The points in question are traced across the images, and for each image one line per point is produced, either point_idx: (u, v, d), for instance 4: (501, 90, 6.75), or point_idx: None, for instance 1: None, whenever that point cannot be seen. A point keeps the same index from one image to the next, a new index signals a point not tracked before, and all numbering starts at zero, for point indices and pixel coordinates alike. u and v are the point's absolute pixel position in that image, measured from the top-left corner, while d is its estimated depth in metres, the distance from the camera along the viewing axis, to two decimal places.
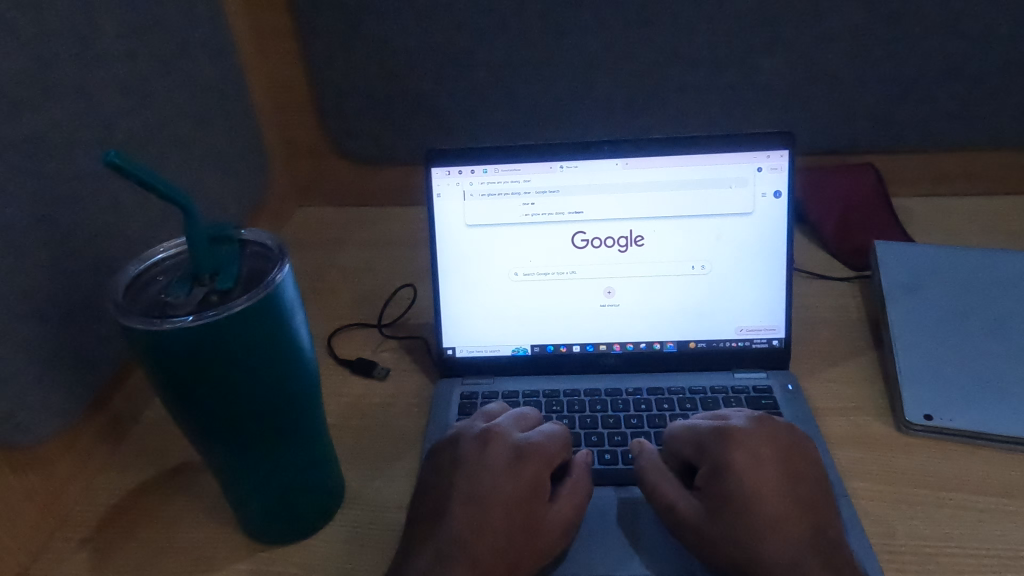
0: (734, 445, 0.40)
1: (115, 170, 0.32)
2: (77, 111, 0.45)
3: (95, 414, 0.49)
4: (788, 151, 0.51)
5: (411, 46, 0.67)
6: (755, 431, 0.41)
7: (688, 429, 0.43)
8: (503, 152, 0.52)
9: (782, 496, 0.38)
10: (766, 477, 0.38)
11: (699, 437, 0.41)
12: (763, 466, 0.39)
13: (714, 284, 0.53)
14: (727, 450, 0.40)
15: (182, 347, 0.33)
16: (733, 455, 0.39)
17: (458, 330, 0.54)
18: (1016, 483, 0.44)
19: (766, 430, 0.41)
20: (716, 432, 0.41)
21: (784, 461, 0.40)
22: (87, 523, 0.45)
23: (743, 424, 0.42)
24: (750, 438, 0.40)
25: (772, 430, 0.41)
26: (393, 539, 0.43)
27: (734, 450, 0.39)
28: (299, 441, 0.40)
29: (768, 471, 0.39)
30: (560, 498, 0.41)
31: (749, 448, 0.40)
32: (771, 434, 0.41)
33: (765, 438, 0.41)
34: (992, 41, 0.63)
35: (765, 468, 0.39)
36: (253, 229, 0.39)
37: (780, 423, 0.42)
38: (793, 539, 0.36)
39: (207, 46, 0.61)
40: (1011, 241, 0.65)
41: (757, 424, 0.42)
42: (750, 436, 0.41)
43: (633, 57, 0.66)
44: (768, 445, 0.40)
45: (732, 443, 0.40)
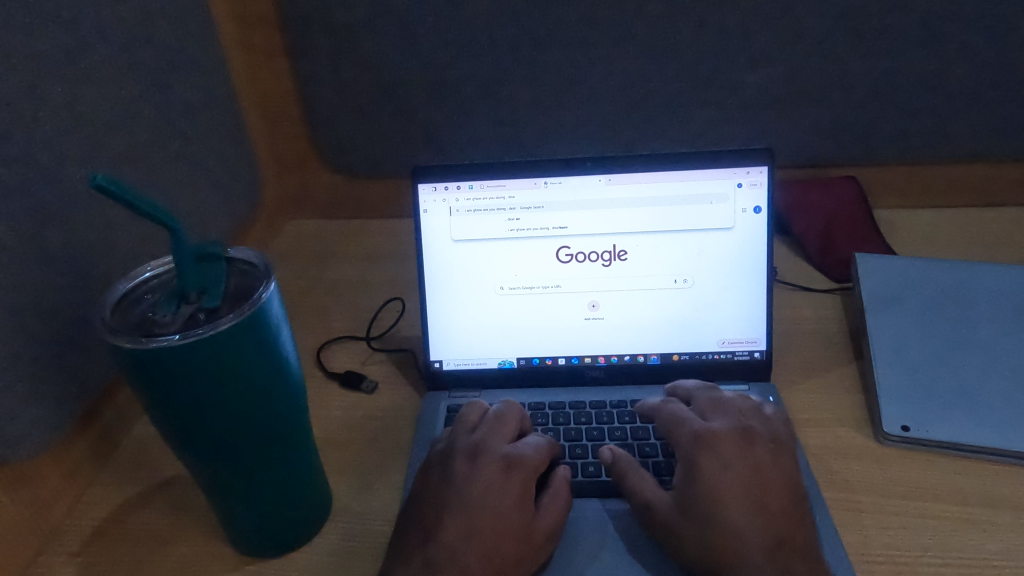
0: (707, 448, 0.43)
1: (104, 193, 0.33)
2: (68, 131, 0.46)
3: (85, 428, 0.50)
4: (767, 168, 0.52)
5: (400, 63, 0.68)
6: (733, 437, 0.43)
7: (676, 427, 0.45)
8: (489, 169, 0.53)
9: (751, 505, 0.40)
10: (732, 482, 0.41)
11: (678, 438, 0.44)
12: (732, 470, 0.41)
13: (696, 297, 0.54)
14: (698, 451, 0.43)
15: (168, 365, 0.34)
16: (703, 457, 0.42)
17: (445, 343, 0.55)
18: (990, 494, 0.45)
19: (743, 435, 0.44)
20: (694, 433, 0.44)
21: (757, 470, 0.42)
22: (75, 537, 0.46)
23: (723, 427, 0.44)
24: (726, 442, 0.43)
25: (750, 437, 0.43)
26: (379, 551, 0.44)
27: (705, 452, 0.42)
28: (285, 455, 0.40)
29: (736, 476, 0.41)
30: (544, 508, 0.42)
31: (722, 452, 0.42)
32: (748, 440, 0.43)
33: (740, 444, 0.43)
34: (969, 57, 0.64)
35: (733, 474, 0.41)
36: (241, 247, 0.40)
37: (762, 435, 0.44)
38: (759, 543, 0.38)
39: (199, 64, 0.62)
40: (990, 253, 0.66)
41: (738, 434, 0.44)
42: (725, 439, 0.43)
43: (618, 73, 0.67)
44: (742, 451, 0.42)
45: (706, 446, 0.43)
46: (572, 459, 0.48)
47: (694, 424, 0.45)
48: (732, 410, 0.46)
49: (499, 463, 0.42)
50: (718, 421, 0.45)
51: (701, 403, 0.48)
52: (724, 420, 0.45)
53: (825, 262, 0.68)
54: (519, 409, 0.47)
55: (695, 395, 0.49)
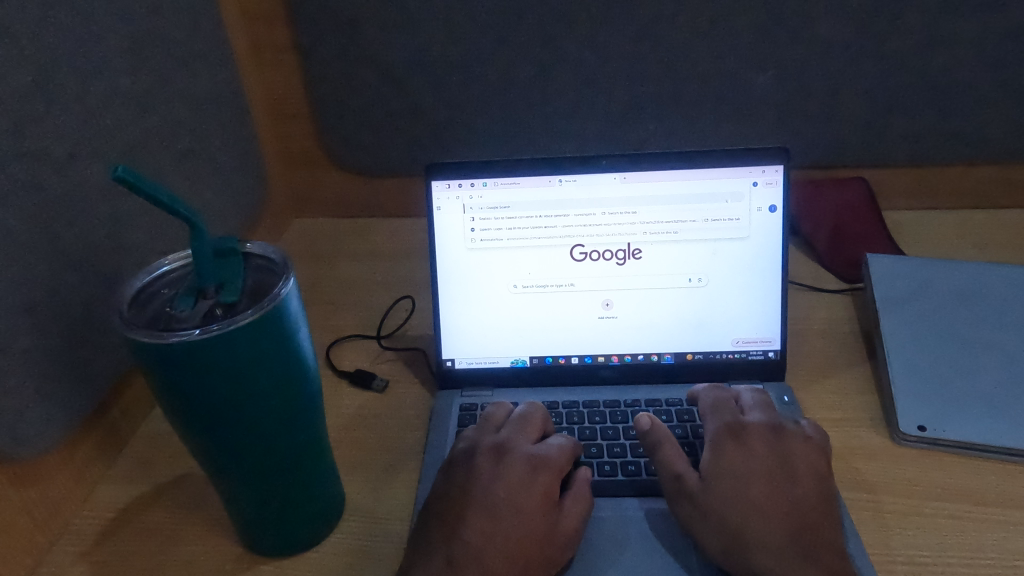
0: (736, 439, 0.44)
1: (125, 185, 0.32)
2: (80, 125, 0.46)
3: (94, 426, 0.49)
4: (782, 166, 0.52)
5: (410, 60, 0.67)
6: (764, 429, 0.45)
7: (710, 416, 0.47)
8: (503, 166, 0.53)
9: (777, 498, 0.41)
10: (756, 471, 0.42)
11: (710, 426, 0.46)
12: (756, 463, 0.42)
13: (712, 297, 0.54)
14: (726, 440, 0.44)
15: (184, 360, 0.34)
16: (730, 445, 0.44)
17: (457, 342, 0.55)
18: (1008, 493, 0.45)
19: (774, 428, 0.45)
20: (726, 423, 0.45)
21: (784, 464, 0.43)
22: (84, 536, 0.45)
23: (755, 419, 0.46)
24: (755, 433, 0.44)
25: (781, 431, 0.45)
26: (396, 551, 0.43)
27: (733, 441, 0.44)
28: (301, 453, 0.40)
29: (760, 467, 0.42)
30: (567, 508, 0.41)
31: (750, 443, 0.44)
32: (778, 434, 0.44)
33: (770, 436, 0.44)
34: (979, 58, 0.64)
35: (757, 465, 0.42)
36: (258, 242, 0.40)
37: (789, 432, 0.45)
38: (781, 535, 0.39)
39: (208, 59, 0.62)
40: (1000, 254, 0.66)
41: (768, 429, 0.45)
42: (755, 430, 0.45)
43: (629, 72, 0.67)
44: (770, 444, 0.44)
45: (737, 437, 0.44)
46: (588, 458, 0.47)
47: (727, 415, 0.46)
48: (759, 405, 0.47)
49: (525, 463, 0.42)
50: (752, 414, 0.47)
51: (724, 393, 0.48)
52: (759, 414, 0.46)
53: (835, 263, 0.68)
54: (544, 411, 0.47)
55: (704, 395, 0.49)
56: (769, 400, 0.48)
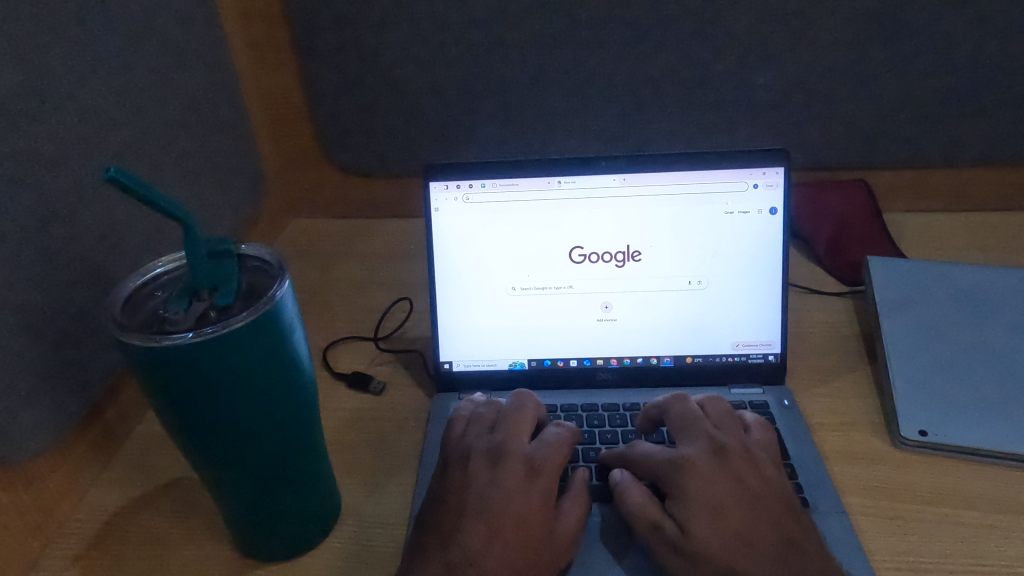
0: (687, 475, 0.41)
1: (117, 186, 0.32)
2: (74, 124, 0.45)
3: (87, 428, 0.48)
4: (783, 168, 0.52)
5: (408, 60, 0.67)
6: (707, 458, 0.42)
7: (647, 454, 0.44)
8: (501, 167, 0.53)
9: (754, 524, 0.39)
10: (725, 501, 0.39)
11: (656, 469, 0.42)
12: (717, 494, 0.40)
13: (711, 299, 0.53)
14: (681, 480, 0.41)
15: (177, 363, 0.33)
16: (687, 484, 0.40)
17: (455, 344, 0.54)
18: (1010, 499, 0.44)
19: (716, 453, 0.42)
20: (667, 461, 0.42)
21: (743, 488, 0.40)
22: (78, 540, 0.45)
23: (692, 450, 0.42)
24: (704, 466, 0.41)
25: (724, 453, 0.42)
26: (392, 555, 0.43)
27: (687, 478, 0.41)
28: (297, 457, 0.39)
29: (725, 495, 0.40)
30: (564, 510, 0.41)
31: (703, 475, 0.41)
32: (723, 457, 0.42)
33: (716, 464, 0.41)
34: (981, 60, 0.64)
35: (722, 492, 0.40)
36: (253, 244, 0.40)
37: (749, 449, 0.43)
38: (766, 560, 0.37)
39: (204, 58, 0.61)
40: (1002, 257, 0.66)
41: (709, 455, 0.42)
42: (700, 462, 0.41)
43: (629, 73, 0.66)
44: (721, 471, 0.41)
45: (685, 472, 0.41)
46: (586, 462, 0.47)
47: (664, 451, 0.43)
48: (697, 427, 0.44)
49: (523, 467, 0.42)
50: (686, 445, 0.43)
51: (673, 423, 0.45)
52: (693, 442, 0.43)
53: (836, 265, 0.68)
54: (536, 403, 0.47)
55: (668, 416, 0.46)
56: (728, 411, 0.46)
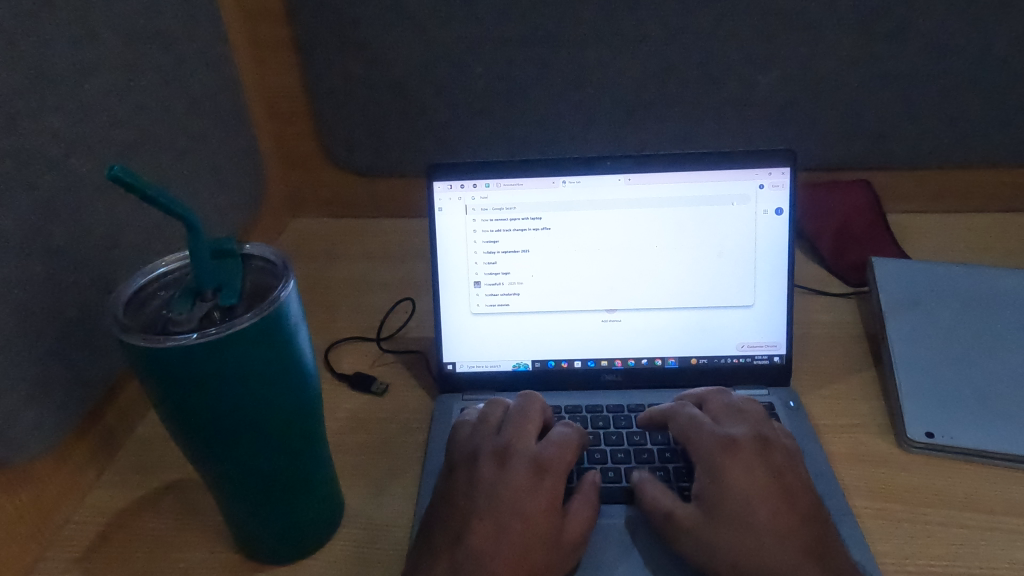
0: (729, 455, 0.41)
1: (122, 185, 0.31)
2: (75, 122, 0.45)
3: (88, 430, 0.48)
4: (789, 169, 0.51)
5: (410, 58, 0.67)
6: (753, 442, 0.42)
7: (694, 424, 0.44)
8: (506, 167, 0.52)
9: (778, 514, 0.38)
10: (759, 489, 0.39)
11: (699, 440, 0.43)
12: (755, 480, 0.40)
13: (716, 300, 0.53)
14: (722, 458, 0.41)
15: (182, 365, 0.33)
16: (726, 463, 0.41)
17: (459, 345, 0.54)
18: (1018, 501, 0.44)
19: (761, 440, 0.42)
20: (715, 437, 0.42)
21: (778, 480, 0.40)
22: (78, 543, 0.44)
23: (738, 432, 0.43)
24: (747, 450, 0.41)
25: (768, 442, 0.42)
26: (397, 558, 0.43)
27: (729, 459, 0.41)
28: (301, 458, 0.39)
29: (761, 484, 0.40)
30: (573, 513, 0.41)
31: (745, 458, 0.41)
32: (765, 445, 0.42)
33: (759, 450, 0.41)
34: (985, 61, 0.64)
35: (757, 482, 0.40)
36: (257, 243, 0.39)
37: (776, 442, 0.43)
38: (789, 553, 0.37)
39: (206, 56, 0.61)
40: (1006, 258, 0.66)
41: (755, 441, 0.42)
42: (744, 446, 0.42)
43: (633, 73, 0.66)
44: (762, 458, 0.41)
45: (728, 452, 0.41)
46: (591, 464, 0.46)
47: (710, 427, 0.43)
48: (747, 414, 0.45)
49: (529, 467, 0.41)
50: (732, 426, 0.44)
51: (716, 407, 0.46)
52: (740, 425, 0.43)
53: (839, 266, 0.68)
54: (540, 404, 0.46)
55: (707, 399, 0.47)
56: (763, 414, 0.45)
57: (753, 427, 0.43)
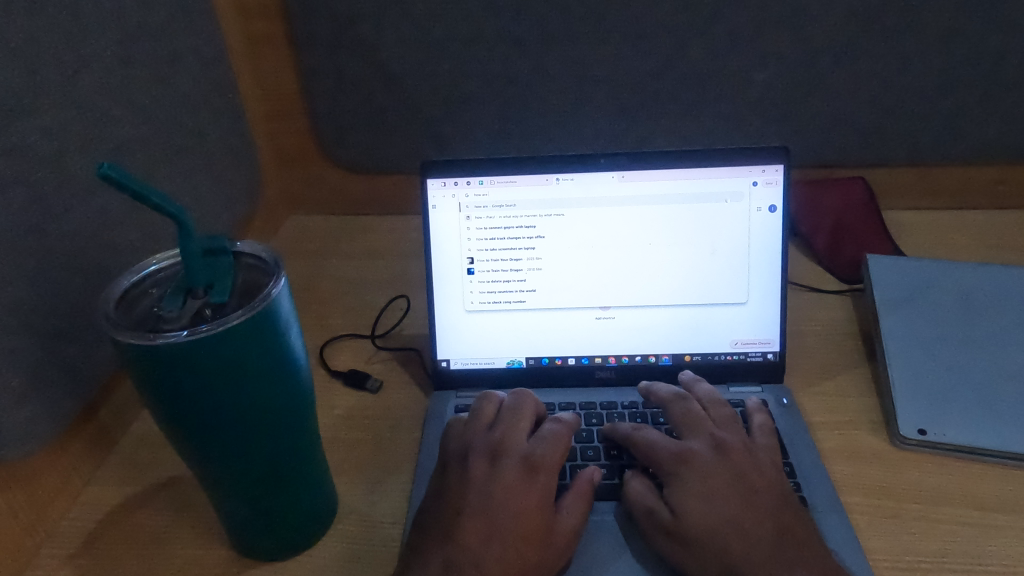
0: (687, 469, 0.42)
1: (110, 183, 0.31)
2: (68, 120, 0.45)
3: (82, 426, 0.48)
4: (783, 166, 0.51)
5: (405, 55, 0.67)
6: (711, 452, 0.43)
7: (649, 440, 0.44)
8: (499, 164, 0.52)
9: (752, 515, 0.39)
10: (721, 497, 0.40)
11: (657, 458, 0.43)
12: (716, 489, 0.40)
13: (710, 297, 0.53)
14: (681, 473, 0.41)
15: (174, 362, 0.33)
16: (685, 478, 0.41)
17: (452, 342, 0.54)
18: (1008, 498, 0.44)
19: (718, 449, 0.43)
20: (671, 453, 0.43)
21: (744, 485, 0.41)
22: (72, 539, 0.45)
23: (695, 445, 0.43)
24: (704, 461, 0.42)
25: (726, 449, 0.43)
26: (390, 555, 0.43)
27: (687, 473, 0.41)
28: (293, 456, 0.39)
29: (723, 492, 0.40)
30: (565, 508, 0.41)
31: (703, 470, 0.41)
32: (723, 454, 0.43)
33: (717, 459, 0.42)
34: (980, 57, 0.64)
35: (719, 490, 0.40)
36: (248, 241, 0.39)
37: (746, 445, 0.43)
38: (759, 550, 0.37)
39: (200, 53, 0.61)
40: (1001, 255, 0.66)
41: (713, 451, 0.43)
42: (701, 458, 0.42)
43: (627, 70, 0.66)
44: (721, 466, 0.42)
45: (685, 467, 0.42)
46: (584, 461, 0.46)
47: (666, 443, 0.44)
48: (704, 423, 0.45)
49: (521, 466, 0.41)
50: (691, 439, 0.44)
51: (675, 417, 0.46)
52: (698, 438, 0.44)
53: (834, 263, 0.68)
54: (536, 405, 0.46)
55: (670, 407, 0.47)
56: (731, 414, 0.47)
57: (710, 436, 0.44)
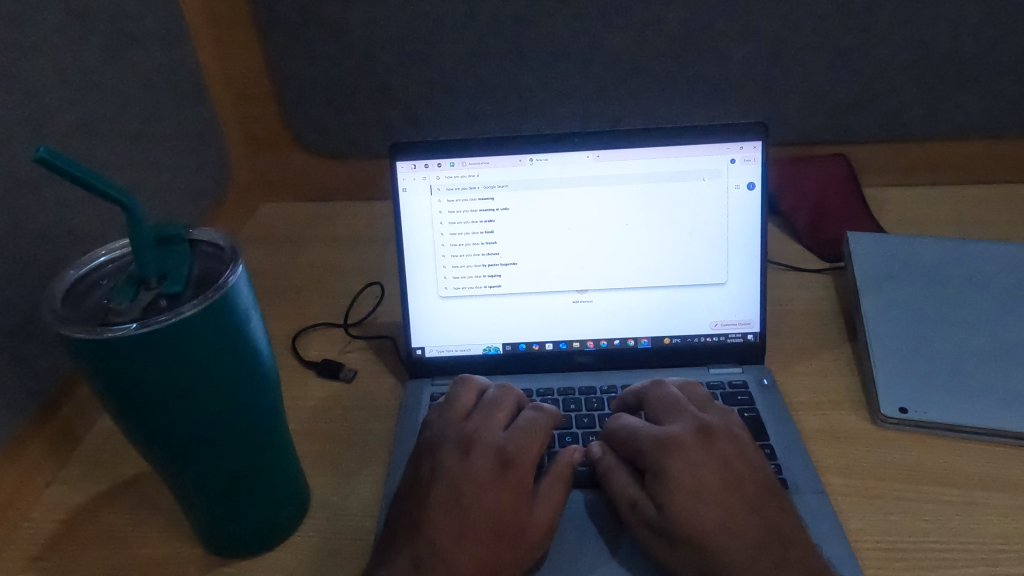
0: (672, 453, 0.40)
1: (47, 168, 0.29)
2: (14, 106, 0.43)
3: (43, 424, 0.46)
4: (761, 143, 0.50)
5: (374, 34, 0.65)
6: (695, 435, 0.41)
7: (629, 429, 0.42)
8: (470, 145, 0.51)
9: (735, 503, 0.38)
10: (706, 478, 0.39)
11: (640, 442, 0.41)
12: (703, 474, 0.39)
13: (689, 278, 0.52)
14: (665, 458, 0.39)
15: (125, 357, 0.31)
16: (669, 459, 0.39)
17: (427, 329, 0.53)
18: (989, 475, 0.44)
19: (701, 432, 0.41)
20: (652, 438, 0.41)
21: (727, 471, 0.39)
22: (35, 540, 0.43)
23: (678, 428, 0.41)
24: (691, 444, 0.40)
25: (709, 432, 0.41)
26: (365, 549, 0.42)
27: (672, 458, 0.39)
28: (259, 450, 0.38)
29: (707, 474, 0.39)
30: (541, 499, 0.40)
31: (688, 455, 0.40)
32: (707, 437, 0.41)
33: (701, 443, 0.40)
34: (961, 29, 0.63)
35: (707, 470, 0.39)
36: (205, 228, 0.37)
37: (724, 430, 0.42)
38: (743, 538, 0.36)
39: (158, 34, 0.58)
40: (982, 230, 0.65)
41: (698, 434, 0.41)
42: (685, 442, 0.40)
43: (603, 46, 0.64)
44: (705, 451, 0.40)
45: (669, 450, 0.40)
46: (562, 448, 0.45)
47: (649, 428, 0.42)
48: (686, 409, 0.43)
49: (494, 457, 0.40)
50: (673, 423, 0.42)
51: (653, 403, 0.45)
52: (681, 421, 0.42)
53: (815, 241, 0.67)
54: (518, 400, 0.45)
55: (644, 395, 0.45)
56: (707, 396, 0.46)
57: (696, 419, 0.42)
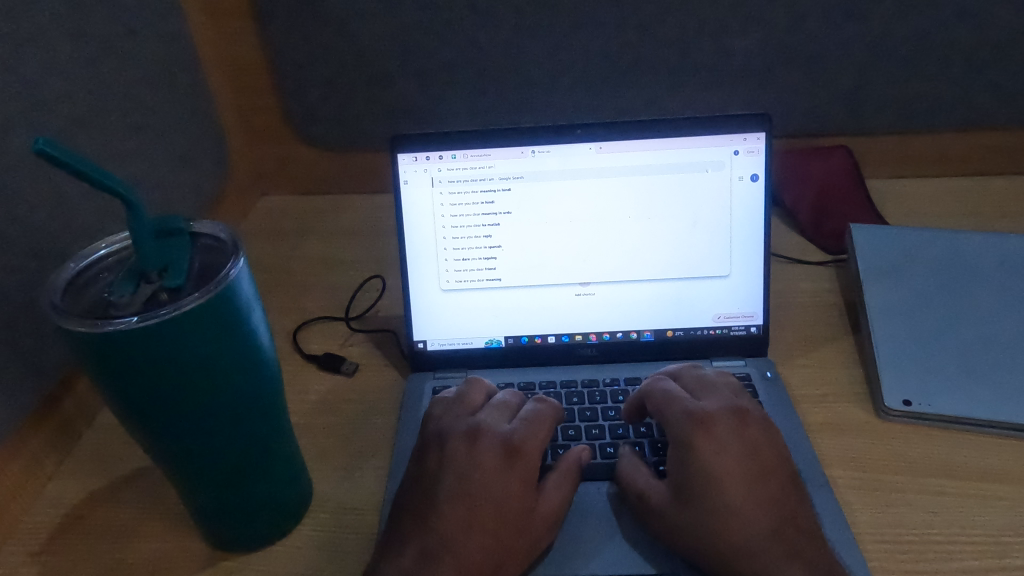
0: (704, 430, 0.40)
1: (48, 160, 0.29)
2: (12, 96, 0.42)
3: (43, 418, 0.46)
4: (765, 134, 0.50)
5: (375, 26, 0.64)
6: (727, 416, 0.41)
7: (669, 399, 0.42)
8: (472, 137, 0.50)
9: (749, 490, 0.38)
10: (728, 464, 0.38)
11: (671, 415, 0.41)
12: (728, 458, 0.39)
13: (693, 271, 0.52)
14: (697, 434, 0.39)
15: (127, 351, 0.31)
16: (700, 438, 0.39)
17: (429, 322, 0.52)
18: (994, 467, 0.44)
19: (735, 412, 0.41)
20: (689, 412, 0.41)
21: (750, 458, 0.39)
22: (37, 535, 0.43)
23: (713, 406, 0.41)
24: (721, 424, 0.40)
25: (743, 416, 0.41)
26: (368, 542, 0.42)
27: (704, 435, 0.39)
28: (261, 445, 0.38)
29: (731, 459, 0.38)
30: (549, 488, 0.40)
31: (719, 434, 0.39)
32: (740, 420, 0.41)
33: (734, 422, 0.40)
34: (966, 20, 0.62)
35: (730, 457, 0.39)
36: (206, 220, 0.37)
37: (752, 416, 0.41)
38: (758, 527, 0.36)
39: (156, 26, 0.58)
40: (986, 222, 0.65)
41: (729, 414, 0.41)
42: (719, 419, 0.40)
43: (605, 37, 0.64)
44: (736, 431, 0.40)
45: (701, 428, 0.40)
46: (566, 441, 0.45)
47: (686, 403, 0.42)
48: (722, 389, 0.43)
49: (500, 448, 0.40)
50: (708, 400, 0.42)
51: (688, 380, 0.45)
52: (715, 400, 0.42)
53: (817, 233, 0.66)
54: (522, 398, 0.45)
55: (680, 372, 0.46)
56: (738, 384, 0.45)
57: (731, 400, 0.42)
